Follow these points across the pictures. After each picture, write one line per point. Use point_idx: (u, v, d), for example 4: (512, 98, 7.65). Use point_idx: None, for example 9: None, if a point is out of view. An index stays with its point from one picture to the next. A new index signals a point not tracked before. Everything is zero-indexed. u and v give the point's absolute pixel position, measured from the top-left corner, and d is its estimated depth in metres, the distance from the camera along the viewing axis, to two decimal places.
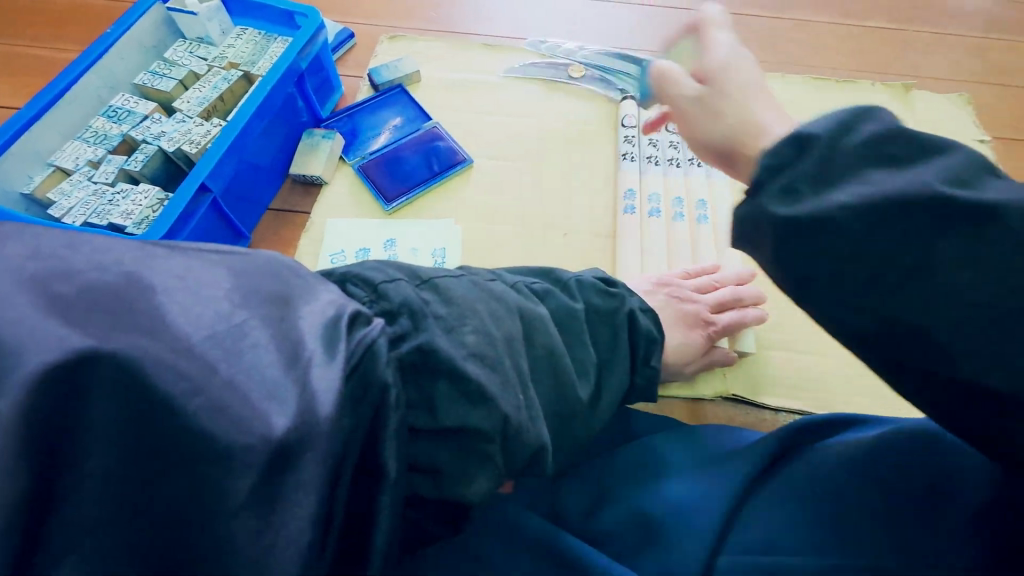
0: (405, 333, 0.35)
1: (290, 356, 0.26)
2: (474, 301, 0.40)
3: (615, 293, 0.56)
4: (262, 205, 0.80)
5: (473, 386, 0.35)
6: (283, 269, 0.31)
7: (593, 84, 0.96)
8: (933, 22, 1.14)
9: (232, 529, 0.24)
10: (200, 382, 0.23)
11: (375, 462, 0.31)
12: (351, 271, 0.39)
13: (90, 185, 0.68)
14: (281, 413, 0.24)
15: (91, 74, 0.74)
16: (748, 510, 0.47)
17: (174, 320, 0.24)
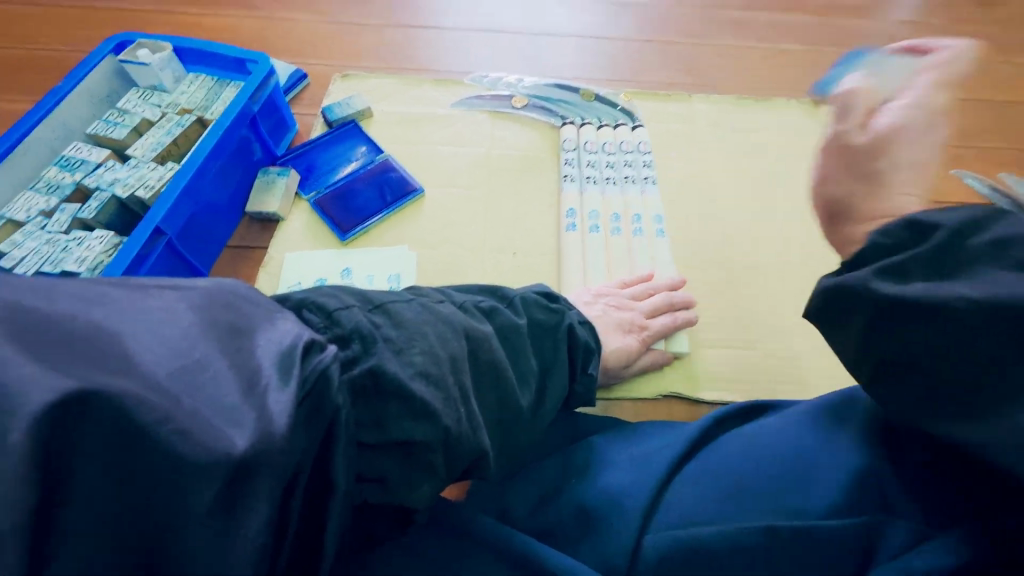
0: (356, 357, 0.40)
1: (249, 384, 0.30)
2: (422, 323, 0.44)
3: (557, 308, 0.61)
4: (220, 244, 0.83)
5: (419, 403, 0.39)
6: (235, 301, 0.35)
7: (536, 113, 1.04)
8: (837, 42, 1.29)
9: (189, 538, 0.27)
10: (168, 409, 0.27)
11: (327, 478, 0.35)
12: (308, 297, 0.43)
13: (43, 234, 0.69)
14: (239, 433, 0.28)
15: (42, 127, 0.76)
16: (674, 489, 0.48)
17: (141, 360, 0.28)
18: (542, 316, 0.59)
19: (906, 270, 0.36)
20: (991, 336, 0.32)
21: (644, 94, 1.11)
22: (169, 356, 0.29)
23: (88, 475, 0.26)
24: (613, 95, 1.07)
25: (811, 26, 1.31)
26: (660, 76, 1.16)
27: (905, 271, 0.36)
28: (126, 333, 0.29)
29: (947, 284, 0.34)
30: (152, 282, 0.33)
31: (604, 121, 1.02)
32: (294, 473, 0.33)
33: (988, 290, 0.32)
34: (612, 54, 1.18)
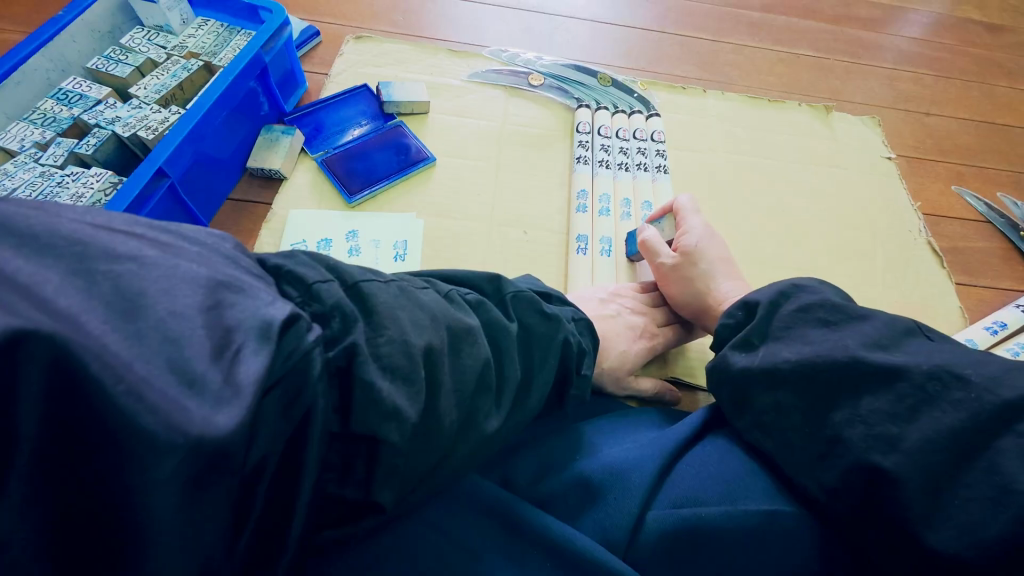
0: (336, 336, 0.34)
1: (217, 346, 0.26)
2: (395, 307, 0.38)
3: (553, 313, 0.51)
4: (220, 196, 0.80)
5: (388, 406, 0.34)
6: (211, 262, 0.31)
7: (552, 92, 1.03)
8: (852, 51, 1.30)
9: (154, 498, 0.24)
10: (122, 368, 0.23)
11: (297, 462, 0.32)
12: (284, 263, 0.37)
13: (36, 166, 0.66)
14: (224, 411, 0.25)
15: (40, 56, 0.73)
16: (679, 466, 0.49)
17: (81, 312, 0.24)
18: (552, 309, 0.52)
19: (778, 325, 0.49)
20: (824, 371, 0.44)
21: (661, 84, 1.11)
22: (119, 314, 0.25)
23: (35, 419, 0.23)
24: (630, 82, 1.06)
25: (826, 33, 1.31)
26: (677, 68, 1.16)
27: (773, 319, 0.50)
28: (65, 285, 0.24)
29: (790, 332, 0.48)
30: (114, 221, 0.29)
31: (619, 106, 1.01)
32: (259, 459, 0.29)
33: (827, 341, 0.46)
34: (630, 43, 1.17)
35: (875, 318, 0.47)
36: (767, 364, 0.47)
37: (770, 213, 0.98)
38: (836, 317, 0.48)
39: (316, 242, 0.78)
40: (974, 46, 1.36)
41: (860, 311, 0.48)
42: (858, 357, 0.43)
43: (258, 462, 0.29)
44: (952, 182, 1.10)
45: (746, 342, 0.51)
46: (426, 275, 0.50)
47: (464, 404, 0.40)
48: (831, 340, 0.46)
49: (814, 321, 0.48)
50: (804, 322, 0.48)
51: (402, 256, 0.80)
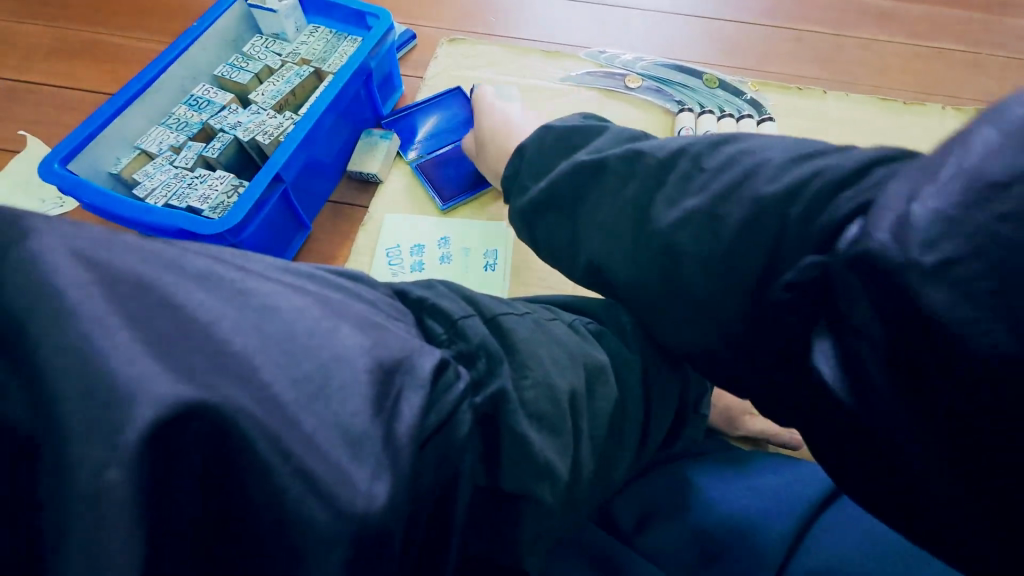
0: (482, 379, 0.31)
1: (377, 397, 0.25)
2: (537, 344, 0.34)
3: (678, 343, 0.47)
4: (322, 199, 0.83)
5: (539, 457, 0.30)
6: (356, 300, 0.30)
7: (650, 95, 0.96)
8: (1011, 43, 1.10)
9: (312, 569, 0.23)
10: (292, 429, 0.23)
11: (444, 524, 0.29)
12: (426, 295, 0.34)
13: (171, 168, 0.72)
14: (382, 478, 0.24)
15: (177, 65, 0.78)
16: (812, 530, 0.46)
17: (257, 365, 0.23)
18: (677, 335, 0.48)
19: None
20: None
21: (773, 84, 1.00)
22: (287, 361, 0.24)
23: (203, 485, 0.22)
24: (738, 82, 0.97)
25: (976, 22, 1.12)
26: (791, 66, 1.04)
27: None
28: (235, 333, 0.24)
29: None
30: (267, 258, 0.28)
31: (726, 110, 0.93)
32: (412, 519, 0.27)
33: None
34: (737, 40, 1.07)
35: None
36: None
37: None
38: None
39: (409, 248, 0.79)
40: None
41: None
42: None
43: (409, 523, 0.26)
44: None
45: None
46: (536, 300, 0.49)
47: (597, 448, 0.37)
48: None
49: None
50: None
51: (492, 265, 0.78)
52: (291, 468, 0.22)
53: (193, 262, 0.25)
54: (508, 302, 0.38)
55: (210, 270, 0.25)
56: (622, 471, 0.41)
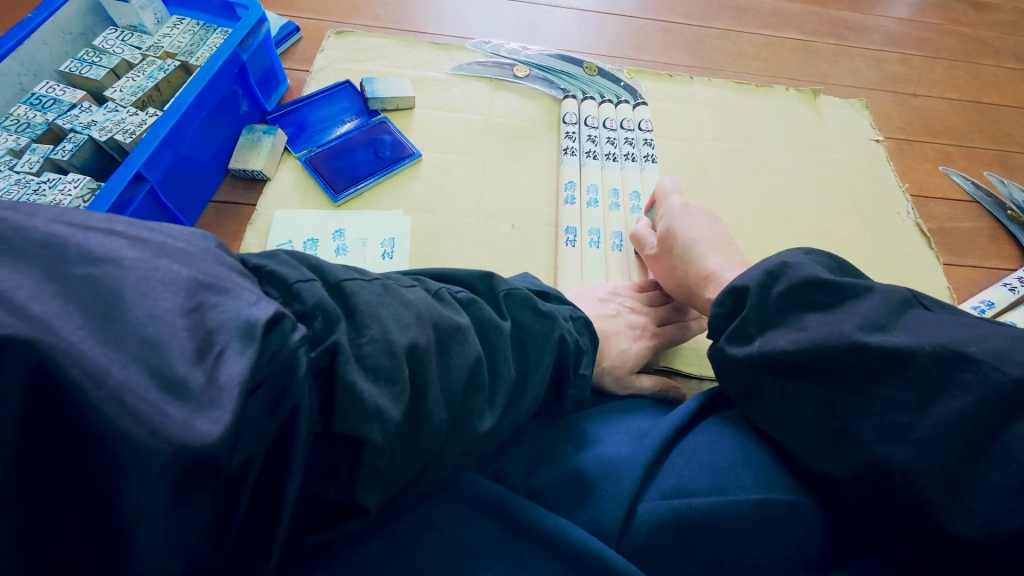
0: (318, 336, 0.34)
1: (199, 349, 0.26)
2: (380, 307, 0.36)
3: (547, 311, 0.51)
4: (204, 198, 0.79)
5: (368, 404, 0.33)
6: (200, 261, 0.30)
7: (537, 83, 1.02)
8: (838, 32, 1.29)
9: (138, 500, 0.24)
10: (104, 371, 0.24)
11: (282, 462, 0.31)
12: (265, 264, 0.36)
13: (12, 174, 0.65)
14: (205, 416, 0.25)
15: (11, 60, 0.71)
16: (670, 454, 0.50)
17: (66, 320, 0.24)
18: (546, 304, 0.52)
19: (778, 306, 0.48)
20: (823, 358, 0.44)
21: (647, 72, 1.10)
22: (99, 319, 0.25)
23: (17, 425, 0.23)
24: (616, 70, 1.05)
25: (812, 15, 1.30)
26: (663, 55, 1.15)
27: (768, 302, 0.48)
28: (39, 289, 0.25)
29: (785, 317, 0.47)
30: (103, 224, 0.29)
31: (606, 96, 1.01)
32: (246, 460, 0.29)
33: (822, 326, 0.45)
34: (616, 31, 1.16)
35: (874, 294, 0.45)
36: (764, 353, 0.47)
37: (761, 199, 0.97)
38: (832, 294, 0.46)
39: (302, 243, 0.78)
40: (961, 25, 1.35)
41: (857, 286, 0.46)
42: (858, 341, 0.42)
43: (243, 463, 0.29)
44: (941, 163, 1.10)
45: (742, 332, 0.50)
46: (413, 274, 0.50)
47: (454, 405, 0.39)
48: (827, 324, 0.45)
49: (813, 304, 0.46)
50: (796, 302, 0.47)
51: (390, 254, 0.79)
52: (104, 402, 0.23)
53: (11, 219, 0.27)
54: (363, 270, 0.40)
55: (23, 227, 0.26)
56: (489, 424, 0.42)
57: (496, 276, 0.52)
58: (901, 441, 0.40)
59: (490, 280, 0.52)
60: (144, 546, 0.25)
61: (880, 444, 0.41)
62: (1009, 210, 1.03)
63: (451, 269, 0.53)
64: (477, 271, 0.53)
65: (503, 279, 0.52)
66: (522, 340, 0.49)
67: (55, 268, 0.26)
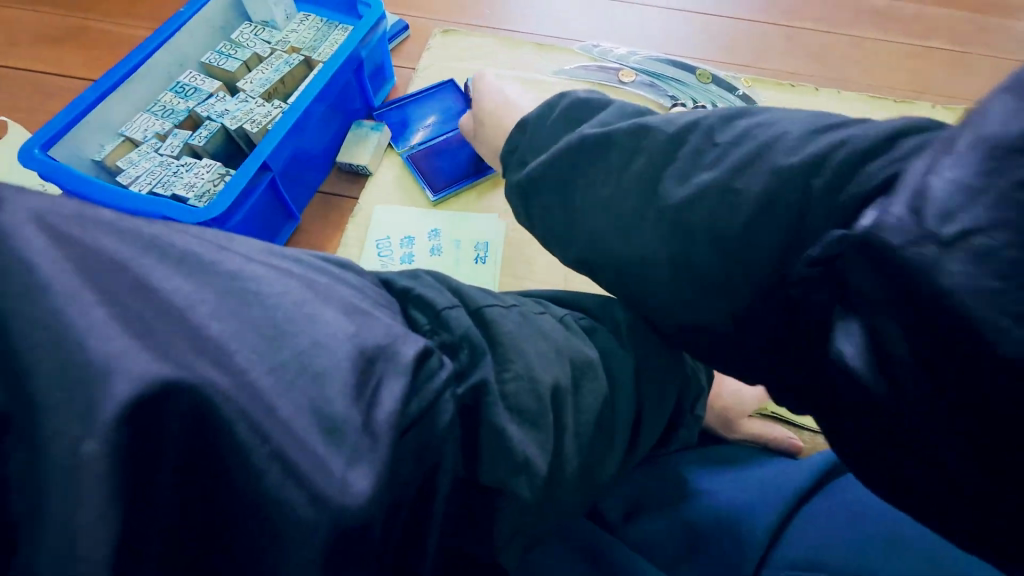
0: (466, 370, 0.31)
1: (359, 386, 0.24)
2: (522, 340, 0.34)
3: (671, 347, 0.46)
4: (313, 189, 0.82)
5: (516, 452, 0.30)
6: (345, 291, 0.30)
7: (643, 90, 0.96)
8: (999, 42, 1.11)
9: (299, 556, 0.22)
10: (270, 415, 0.22)
11: (425, 512, 0.28)
12: (413, 286, 0.35)
13: (156, 156, 0.70)
14: (362, 467, 0.23)
15: (163, 51, 0.77)
16: (795, 524, 0.45)
17: (241, 351, 0.23)
18: (668, 338, 0.48)
19: (837, 169, 0.32)
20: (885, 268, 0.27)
21: (766, 81, 1.00)
22: (269, 348, 0.23)
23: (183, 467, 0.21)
24: (731, 78, 0.97)
25: (966, 22, 1.13)
26: (784, 63, 1.04)
27: (839, 182, 0.31)
28: (212, 310, 0.23)
29: (858, 188, 0.31)
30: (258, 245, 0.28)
31: (719, 105, 0.93)
32: (394, 510, 0.26)
33: (904, 177, 0.28)
34: (731, 36, 1.07)
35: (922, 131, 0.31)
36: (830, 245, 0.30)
37: None
38: (895, 148, 0.31)
39: (399, 240, 0.78)
40: None
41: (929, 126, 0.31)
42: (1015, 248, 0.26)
43: (391, 514, 0.26)
44: None
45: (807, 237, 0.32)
46: (531, 294, 0.48)
47: (584, 449, 0.36)
48: (902, 186, 0.28)
49: (873, 164, 0.31)
50: (884, 162, 0.30)
51: (483, 258, 0.77)
52: (270, 449, 0.22)
53: (184, 233, 0.25)
54: (498, 293, 0.39)
55: (194, 243, 0.25)
56: (608, 468, 0.39)
57: (615, 301, 0.48)
58: None
59: (608, 306, 0.49)
60: None
61: None
62: None
63: (565, 291, 0.51)
64: (594, 295, 0.50)
65: (624, 306, 0.48)
66: (645, 379, 0.44)
67: (229, 285, 0.24)
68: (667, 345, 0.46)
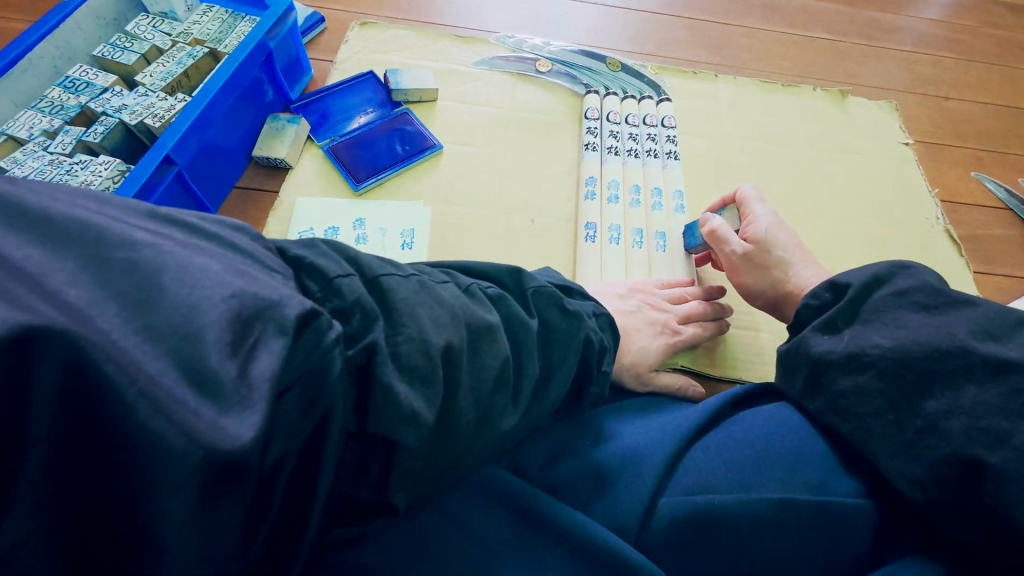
0: (355, 334, 0.34)
1: (232, 343, 0.26)
2: (415, 305, 0.37)
3: (573, 310, 0.51)
4: (228, 185, 0.80)
5: (401, 404, 0.33)
6: (234, 260, 0.31)
7: (560, 78, 1.01)
8: (867, 32, 1.26)
9: (170, 503, 0.25)
10: (138, 371, 0.24)
11: (314, 462, 0.32)
12: (306, 254, 0.37)
13: (45, 154, 0.66)
14: (234, 417, 0.25)
15: (47, 43, 0.72)
16: (689, 454, 0.49)
17: (105, 313, 0.25)
18: (572, 304, 0.52)
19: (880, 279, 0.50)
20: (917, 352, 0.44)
21: (671, 69, 1.08)
22: (134, 311, 0.25)
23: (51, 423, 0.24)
24: (639, 66, 1.04)
25: (841, 15, 1.27)
26: (687, 53, 1.13)
27: (865, 303, 0.49)
28: (77, 280, 0.26)
29: (880, 316, 0.48)
30: (145, 222, 0.30)
31: (628, 92, 0.99)
32: (276, 461, 0.30)
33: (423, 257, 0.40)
34: (639, 27, 1.14)
35: (977, 305, 0.45)
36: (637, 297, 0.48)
37: (785, 200, 0.96)
38: (937, 301, 0.46)
39: (323, 231, 0.78)
40: (996, 27, 1.32)
41: (962, 297, 0.46)
42: (969, 346, 0.42)
43: (274, 464, 0.30)
44: (972, 168, 1.07)
45: (830, 325, 0.50)
46: (442, 268, 0.50)
47: (481, 403, 0.40)
48: (932, 327, 0.45)
49: (912, 305, 0.47)
50: (901, 305, 0.47)
51: (409, 244, 0.79)
52: (141, 397, 0.24)
53: (53, 209, 0.27)
54: (398, 264, 0.41)
55: (69, 217, 0.27)
56: (509, 423, 0.42)
57: (524, 274, 0.51)
58: (998, 447, 0.39)
59: (519, 277, 0.52)
60: (170, 551, 0.25)
61: (971, 447, 0.40)
62: None
63: (479, 264, 0.53)
64: (506, 266, 0.53)
65: (532, 276, 0.51)
66: (548, 342, 0.48)
67: (96, 257, 0.26)
68: (570, 310, 0.51)
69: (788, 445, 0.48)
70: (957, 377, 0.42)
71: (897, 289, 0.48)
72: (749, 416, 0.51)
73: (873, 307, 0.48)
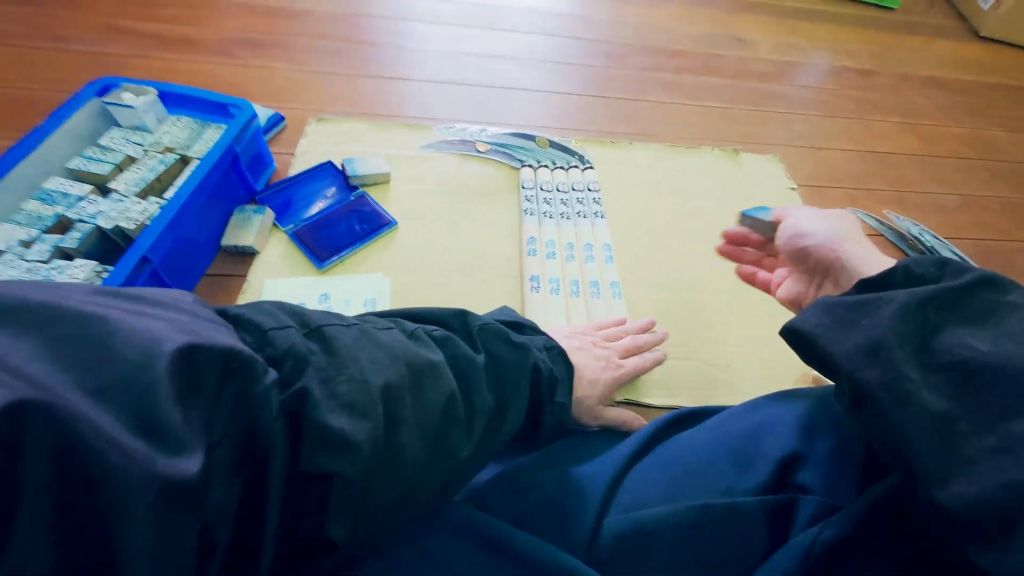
0: (289, 378, 0.41)
1: (178, 396, 0.34)
2: (355, 351, 0.45)
3: (520, 343, 0.59)
4: (198, 274, 0.87)
5: (337, 437, 0.40)
6: (183, 321, 0.38)
7: (498, 156, 1.17)
8: (752, 99, 1.52)
9: (136, 531, 0.31)
10: (96, 424, 0.31)
11: (258, 493, 0.39)
12: (245, 312, 0.44)
13: (22, 263, 0.71)
14: (189, 459, 0.33)
15: (26, 163, 0.79)
16: (627, 476, 0.57)
17: (64, 382, 0.32)
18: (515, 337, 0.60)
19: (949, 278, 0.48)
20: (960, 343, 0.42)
21: (593, 141, 1.27)
22: (91, 376, 0.32)
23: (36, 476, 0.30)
24: (565, 141, 1.22)
25: (729, 87, 1.54)
26: (605, 126, 1.33)
27: (955, 300, 0.45)
28: (43, 358, 0.32)
29: (941, 328, 0.44)
30: (103, 296, 0.38)
31: (558, 163, 1.16)
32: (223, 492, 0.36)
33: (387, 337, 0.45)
34: (563, 108, 1.34)
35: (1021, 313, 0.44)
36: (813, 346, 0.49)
37: (699, 242, 1.12)
38: (987, 313, 0.45)
39: None
40: (850, 89, 1.63)
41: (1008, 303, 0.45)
42: (1014, 357, 0.40)
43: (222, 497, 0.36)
44: (847, 204, 1.29)
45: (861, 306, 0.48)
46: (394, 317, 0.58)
47: (426, 437, 0.47)
48: (993, 333, 0.43)
49: (961, 316, 0.45)
50: (960, 307, 0.45)
51: None
52: (112, 431, 0.31)
53: (27, 297, 0.34)
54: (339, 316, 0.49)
55: (39, 301, 0.34)
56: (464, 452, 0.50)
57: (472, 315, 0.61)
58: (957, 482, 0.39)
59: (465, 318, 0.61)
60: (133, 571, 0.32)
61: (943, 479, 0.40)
62: (907, 240, 1.21)
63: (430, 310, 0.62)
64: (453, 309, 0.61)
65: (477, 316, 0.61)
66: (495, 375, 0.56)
67: (55, 336, 0.33)
68: (519, 345, 0.59)
69: (721, 449, 0.57)
70: (985, 375, 0.41)
71: (961, 286, 0.46)
72: (690, 434, 0.61)
73: (952, 300, 0.45)
